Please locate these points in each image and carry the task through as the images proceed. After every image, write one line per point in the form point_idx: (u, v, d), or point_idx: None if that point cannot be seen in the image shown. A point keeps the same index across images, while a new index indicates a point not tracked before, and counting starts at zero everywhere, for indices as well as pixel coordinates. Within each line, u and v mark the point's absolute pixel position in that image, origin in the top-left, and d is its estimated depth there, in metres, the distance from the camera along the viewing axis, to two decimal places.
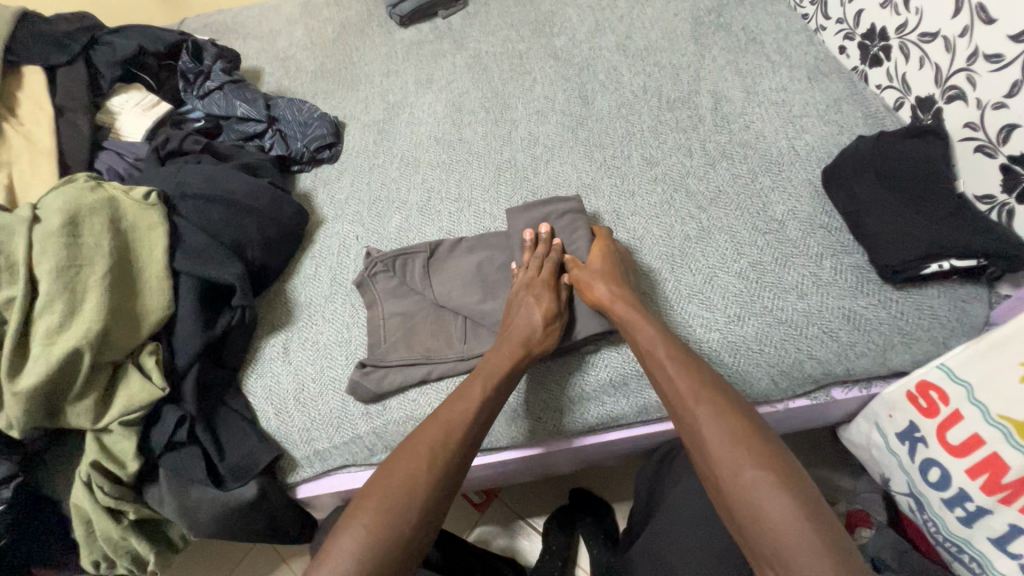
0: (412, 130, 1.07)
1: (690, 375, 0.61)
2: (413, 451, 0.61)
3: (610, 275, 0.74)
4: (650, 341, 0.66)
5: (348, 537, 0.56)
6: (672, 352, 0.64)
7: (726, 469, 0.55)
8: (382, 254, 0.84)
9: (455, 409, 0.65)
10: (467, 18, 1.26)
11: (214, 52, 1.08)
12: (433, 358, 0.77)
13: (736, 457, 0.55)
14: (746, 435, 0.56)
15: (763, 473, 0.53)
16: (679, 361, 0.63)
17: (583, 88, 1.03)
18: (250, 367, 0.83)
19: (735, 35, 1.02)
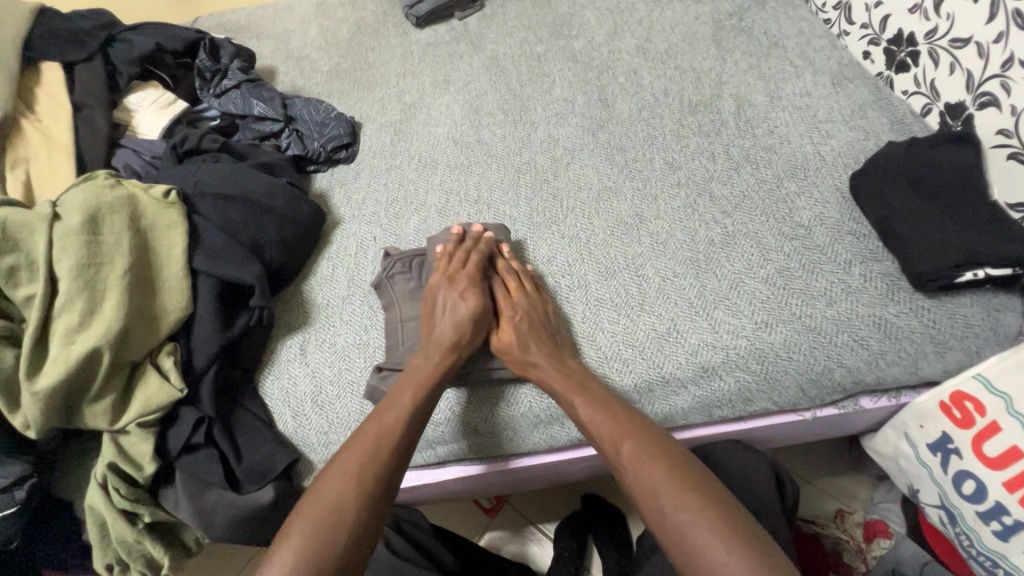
0: (429, 131, 1.06)
1: (616, 428, 0.62)
2: (339, 467, 0.60)
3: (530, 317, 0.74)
4: (571, 392, 0.66)
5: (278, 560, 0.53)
6: (592, 407, 0.65)
7: (663, 526, 0.55)
8: (400, 254, 0.86)
9: (383, 421, 0.65)
10: (484, 20, 1.25)
11: (231, 51, 1.08)
12: None
13: (670, 507, 0.55)
14: (675, 480, 0.57)
15: (698, 518, 0.53)
16: (601, 416, 0.64)
17: (603, 91, 1.02)
18: (267, 368, 0.82)
19: (757, 39, 1.01)
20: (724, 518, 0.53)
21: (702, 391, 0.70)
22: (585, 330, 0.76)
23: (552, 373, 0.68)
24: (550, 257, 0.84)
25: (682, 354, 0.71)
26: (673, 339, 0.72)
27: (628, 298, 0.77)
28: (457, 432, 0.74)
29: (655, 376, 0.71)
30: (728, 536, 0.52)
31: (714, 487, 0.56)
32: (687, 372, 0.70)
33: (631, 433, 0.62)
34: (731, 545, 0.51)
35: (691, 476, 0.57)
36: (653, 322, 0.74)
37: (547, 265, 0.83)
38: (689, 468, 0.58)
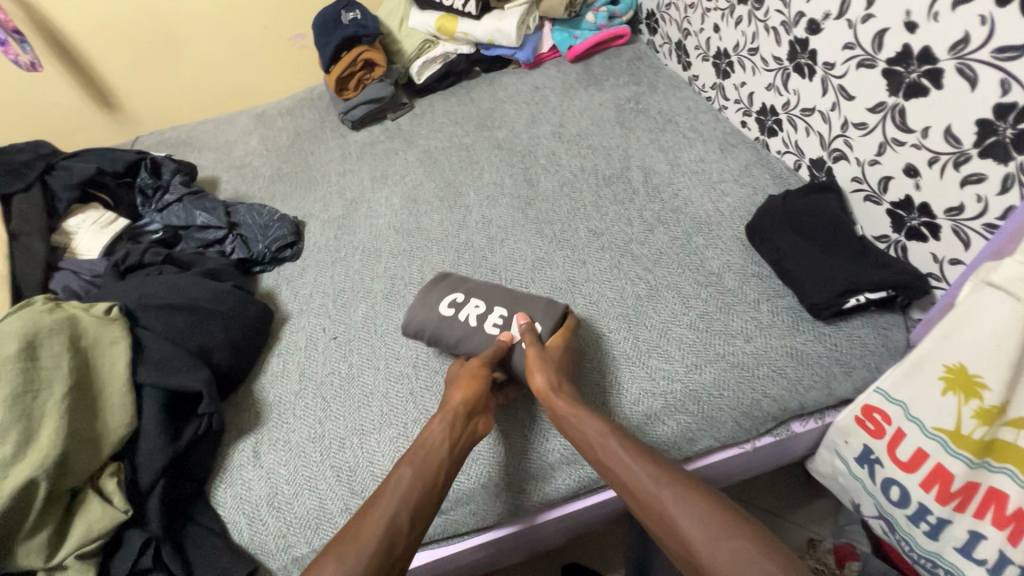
0: (371, 223, 1.13)
1: (620, 437, 0.67)
2: (355, 549, 0.62)
3: (560, 365, 0.75)
4: (607, 443, 0.67)
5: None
6: (623, 443, 0.66)
7: (703, 553, 0.58)
8: (439, 285, 0.88)
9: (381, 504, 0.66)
10: (414, 119, 1.37)
11: (173, 167, 1.13)
12: None
13: (709, 541, 0.58)
14: (703, 513, 0.60)
15: (705, 511, 0.60)
16: (634, 454, 0.65)
17: (528, 172, 1.13)
18: (218, 477, 0.80)
19: (653, 117, 1.17)
20: (755, 540, 0.57)
21: (648, 437, 0.74)
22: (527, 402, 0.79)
23: (585, 421, 0.69)
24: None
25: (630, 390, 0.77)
26: (616, 391, 0.77)
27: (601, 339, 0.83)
28: None
29: None
30: (760, 552, 0.56)
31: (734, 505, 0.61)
32: (632, 422, 0.75)
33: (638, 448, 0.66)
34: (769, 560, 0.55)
35: (712, 498, 0.61)
36: (598, 376, 0.79)
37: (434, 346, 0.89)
38: (705, 494, 0.62)
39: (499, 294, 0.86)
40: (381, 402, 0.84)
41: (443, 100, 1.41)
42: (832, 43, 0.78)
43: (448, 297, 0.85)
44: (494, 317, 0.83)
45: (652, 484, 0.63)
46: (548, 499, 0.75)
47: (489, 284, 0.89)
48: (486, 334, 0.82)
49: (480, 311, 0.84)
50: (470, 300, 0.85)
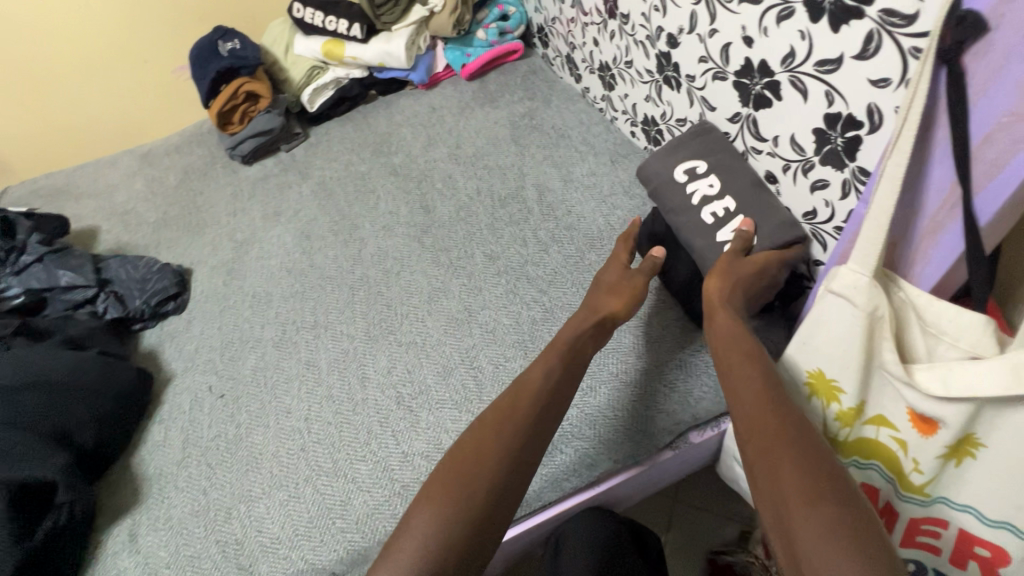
0: (263, 265, 1.07)
1: (757, 372, 0.56)
2: (490, 442, 0.60)
3: (736, 283, 0.65)
4: (738, 363, 0.58)
5: (410, 532, 0.54)
6: (758, 378, 0.55)
7: (797, 517, 0.46)
8: (699, 138, 0.77)
9: (483, 441, 0.60)
10: (310, 149, 1.32)
11: (30, 225, 1.03)
12: (318, 524, 0.71)
13: (808, 521, 0.45)
14: (813, 488, 0.46)
15: (816, 492, 0.46)
16: (762, 393, 0.54)
17: (424, 197, 1.10)
18: (88, 571, 0.73)
19: (547, 132, 1.16)
20: (880, 557, 0.42)
21: (549, 468, 0.72)
22: (422, 446, 0.75)
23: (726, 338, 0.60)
24: (342, 386, 0.84)
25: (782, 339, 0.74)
26: None
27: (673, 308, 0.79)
28: None
29: None
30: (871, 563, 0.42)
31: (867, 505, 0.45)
32: None
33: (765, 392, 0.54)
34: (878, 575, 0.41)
35: (840, 484, 0.47)
36: None
37: (325, 394, 0.84)
38: (833, 476, 0.47)
39: (667, 200, 0.77)
40: (271, 463, 0.78)
41: (339, 126, 1.36)
42: (689, 57, 0.79)
43: (690, 161, 0.77)
44: (718, 206, 0.73)
45: (768, 431, 0.51)
46: None
47: (738, 160, 0.75)
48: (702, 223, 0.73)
49: (709, 190, 0.74)
50: (707, 175, 0.75)
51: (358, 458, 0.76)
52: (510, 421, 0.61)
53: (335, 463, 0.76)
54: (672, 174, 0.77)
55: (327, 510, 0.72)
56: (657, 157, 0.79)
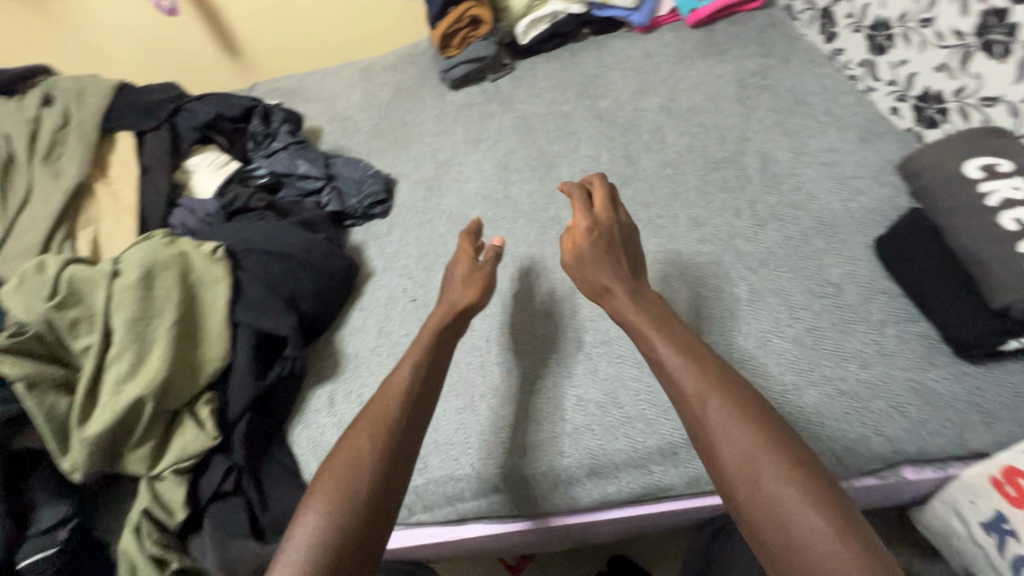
0: (460, 187, 1.12)
1: (693, 369, 0.55)
2: (354, 436, 0.57)
3: (610, 248, 0.67)
4: (653, 336, 0.59)
5: (297, 530, 0.51)
6: (703, 377, 0.54)
7: (721, 434, 0.51)
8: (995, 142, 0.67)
9: (401, 424, 0.58)
10: (514, 82, 1.32)
11: (282, 116, 1.18)
12: (489, 438, 0.75)
13: (734, 438, 0.50)
14: (752, 417, 0.51)
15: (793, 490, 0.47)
16: (736, 407, 0.52)
17: (628, 148, 1.05)
18: (295, 418, 0.85)
19: (781, 96, 1.03)
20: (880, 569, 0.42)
21: None
22: (596, 395, 0.75)
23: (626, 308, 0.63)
24: (523, 319, 0.86)
25: None
26: None
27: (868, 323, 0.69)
28: (478, 490, 0.73)
29: (680, 438, 0.69)
30: (797, 472, 0.48)
31: (784, 427, 0.51)
32: None
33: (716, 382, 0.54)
34: (788, 479, 0.47)
35: (761, 414, 0.52)
36: None
37: (507, 322, 0.86)
38: (755, 405, 0.53)
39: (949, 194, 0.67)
40: (451, 370, 0.83)
41: (545, 62, 1.34)
42: None
43: (987, 159, 0.66)
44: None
45: (715, 416, 0.52)
46: (609, 500, 0.71)
47: None
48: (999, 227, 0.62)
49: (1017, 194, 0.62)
50: (1012, 176, 0.64)
51: (533, 389, 0.78)
52: (390, 409, 0.59)
53: (510, 387, 0.79)
54: (959, 169, 0.67)
55: (496, 428, 0.76)
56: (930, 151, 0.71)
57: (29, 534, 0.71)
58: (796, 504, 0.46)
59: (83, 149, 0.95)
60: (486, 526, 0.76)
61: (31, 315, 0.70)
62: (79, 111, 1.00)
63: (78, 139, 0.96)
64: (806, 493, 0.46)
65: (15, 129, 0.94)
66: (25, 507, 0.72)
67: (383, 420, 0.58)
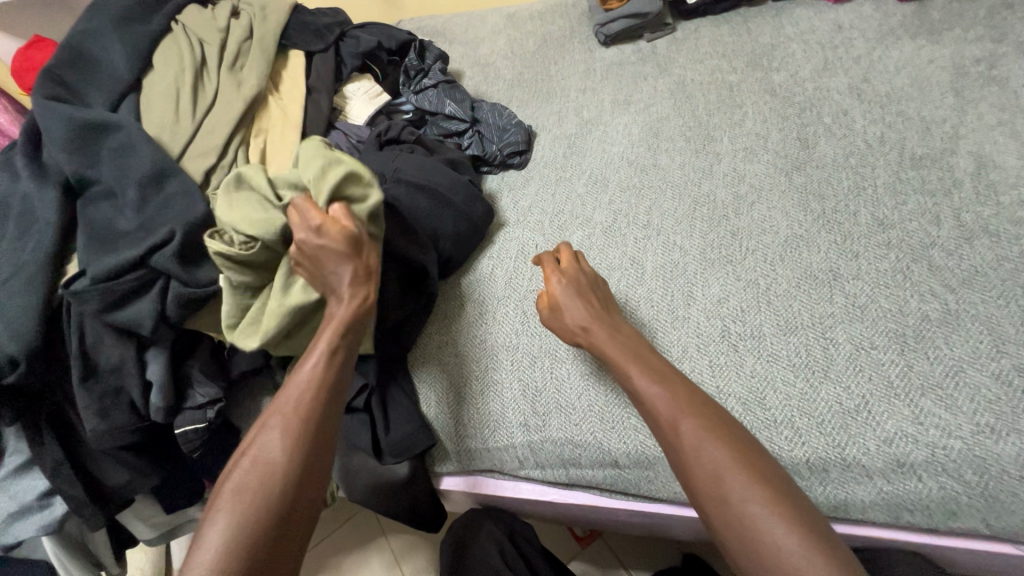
0: (604, 149, 1.06)
1: (666, 396, 0.61)
2: (269, 439, 0.59)
3: (577, 289, 0.74)
4: (627, 362, 0.65)
5: (216, 525, 0.55)
6: (679, 409, 0.59)
7: (706, 451, 0.56)
8: None
9: (290, 411, 0.61)
10: (674, 44, 1.22)
11: (436, 53, 1.17)
12: (614, 410, 0.72)
13: (712, 457, 0.55)
14: (725, 441, 0.56)
15: (767, 508, 0.52)
16: (709, 434, 0.57)
17: (804, 130, 0.94)
18: (419, 350, 0.87)
19: (1012, 92, 0.86)
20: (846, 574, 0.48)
21: (890, 488, 0.61)
22: (739, 391, 0.69)
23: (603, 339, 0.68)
24: (661, 297, 0.81)
25: None
26: (863, 419, 0.63)
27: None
28: (596, 459, 0.72)
29: (833, 456, 0.63)
30: (765, 493, 0.53)
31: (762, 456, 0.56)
32: (876, 463, 0.62)
33: (688, 407, 0.59)
34: (768, 500, 0.52)
35: (739, 438, 0.57)
36: (842, 395, 0.65)
37: (645, 296, 0.82)
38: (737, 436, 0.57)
39: None
40: None
41: (713, 26, 1.22)
42: None
43: None
44: None
45: (689, 444, 0.57)
46: None
47: None
48: None
49: None
50: None
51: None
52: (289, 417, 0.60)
53: None
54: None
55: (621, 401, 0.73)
56: None
57: (184, 407, 0.79)
58: (765, 522, 0.51)
59: (261, 62, 1.00)
60: (596, 496, 0.76)
61: (254, 229, 0.68)
62: (260, 25, 1.05)
63: (258, 52, 1.01)
64: (786, 516, 0.51)
65: (208, 36, 1.01)
66: (184, 381, 0.80)
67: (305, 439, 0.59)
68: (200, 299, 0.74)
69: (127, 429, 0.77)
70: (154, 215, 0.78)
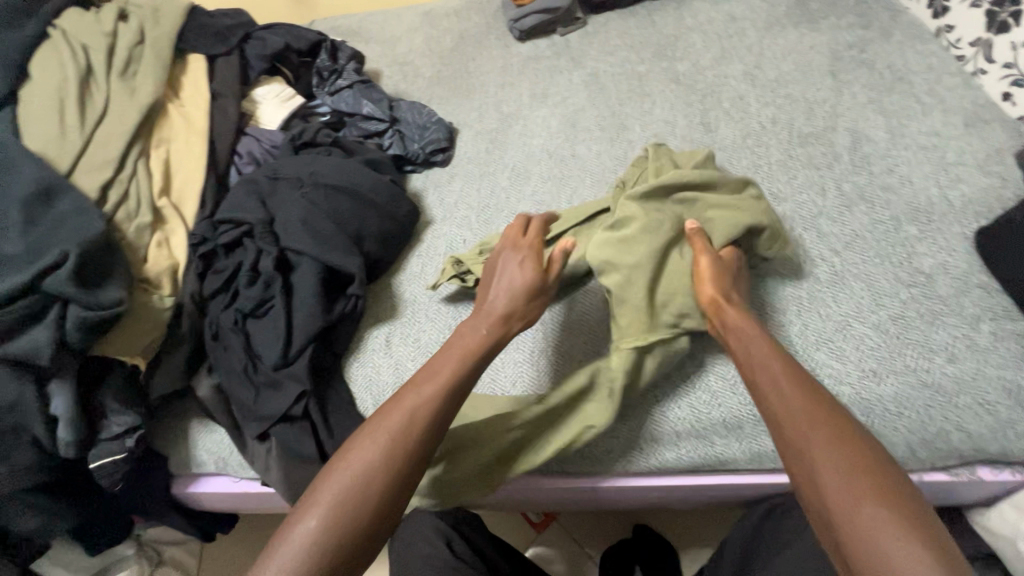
0: (525, 142, 1.08)
1: (808, 392, 0.54)
2: (368, 437, 0.59)
3: (512, 266, 0.72)
4: (769, 356, 0.59)
5: (299, 531, 0.54)
6: (797, 391, 0.55)
7: (819, 447, 0.50)
8: None
9: (393, 425, 0.60)
10: (586, 37, 1.26)
11: (348, 53, 1.15)
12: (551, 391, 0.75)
13: (827, 458, 0.49)
14: (841, 444, 0.50)
15: (888, 514, 0.45)
16: (814, 419, 0.52)
17: (706, 115, 1.00)
18: (352, 355, 0.86)
19: (879, 72, 0.96)
20: None
21: None
22: None
23: (755, 338, 0.61)
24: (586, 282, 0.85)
25: None
26: None
27: (906, 334, 0.68)
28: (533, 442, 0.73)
29: (745, 413, 0.69)
30: (887, 498, 0.46)
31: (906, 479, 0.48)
32: None
33: (824, 410, 0.53)
34: (883, 506, 0.46)
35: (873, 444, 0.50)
36: None
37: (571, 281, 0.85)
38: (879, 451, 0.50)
39: None
40: None
41: (620, 19, 1.27)
42: None
43: None
44: None
45: (811, 439, 0.51)
46: (666, 467, 0.71)
47: None
48: None
49: None
50: None
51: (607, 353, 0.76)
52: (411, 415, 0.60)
53: (569, 345, 0.78)
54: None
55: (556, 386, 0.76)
56: None
57: (99, 438, 0.74)
58: (882, 528, 0.44)
59: (156, 67, 0.95)
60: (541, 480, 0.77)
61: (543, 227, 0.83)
62: (153, 28, 0.99)
63: (152, 58, 0.96)
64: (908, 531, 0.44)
65: (93, 41, 0.94)
66: (98, 411, 0.75)
67: (405, 451, 0.59)
68: (103, 321, 0.70)
69: (33, 469, 0.72)
70: (43, 237, 0.71)
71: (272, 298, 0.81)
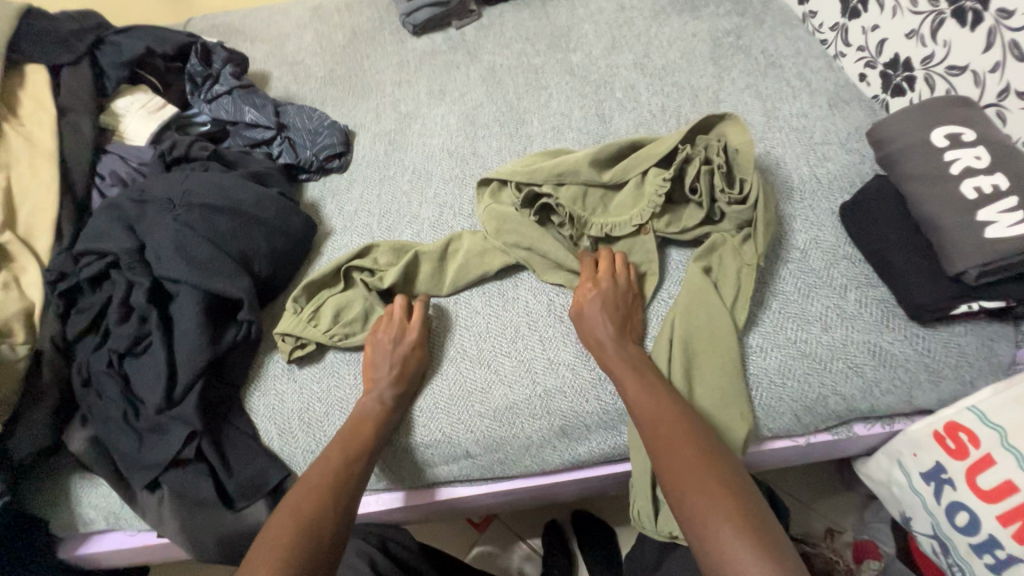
0: (424, 142, 1.05)
1: (665, 411, 0.62)
2: (295, 495, 0.62)
3: (398, 336, 0.75)
4: (626, 377, 0.66)
5: None
6: (652, 405, 0.63)
7: (693, 493, 0.54)
8: (935, 99, 0.70)
9: (317, 481, 0.63)
10: (481, 30, 1.24)
11: (223, 56, 1.06)
12: (474, 401, 0.74)
13: (695, 473, 0.56)
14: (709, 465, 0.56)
15: (734, 528, 0.51)
16: (688, 436, 0.59)
17: (601, 106, 1.01)
18: (253, 383, 0.80)
19: (754, 58, 1.01)
20: None
21: None
22: (568, 357, 0.74)
23: (621, 357, 0.68)
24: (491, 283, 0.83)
25: (1007, 348, 0.67)
26: None
27: (789, 309, 0.72)
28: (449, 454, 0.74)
29: None
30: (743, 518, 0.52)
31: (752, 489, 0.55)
32: None
33: (680, 427, 0.60)
34: (735, 525, 0.51)
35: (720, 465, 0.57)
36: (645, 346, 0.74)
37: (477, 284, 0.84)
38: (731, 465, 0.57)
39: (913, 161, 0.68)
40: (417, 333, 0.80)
41: (515, 11, 1.26)
42: None
43: (954, 127, 0.67)
44: (984, 181, 0.63)
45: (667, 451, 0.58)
46: (579, 461, 0.73)
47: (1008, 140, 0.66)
48: (963, 199, 0.63)
49: (979, 163, 0.64)
50: (975, 146, 0.65)
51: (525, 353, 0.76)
52: (323, 498, 0.61)
53: (478, 349, 0.78)
54: (926, 138, 0.68)
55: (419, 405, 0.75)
56: (882, 122, 0.73)
57: None
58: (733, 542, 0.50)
59: None
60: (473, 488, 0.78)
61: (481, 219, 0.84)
62: None
63: None
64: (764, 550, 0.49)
65: None
66: None
67: (331, 500, 0.62)
68: None
69: None
70: None
71: (149, 334, 0.74)
